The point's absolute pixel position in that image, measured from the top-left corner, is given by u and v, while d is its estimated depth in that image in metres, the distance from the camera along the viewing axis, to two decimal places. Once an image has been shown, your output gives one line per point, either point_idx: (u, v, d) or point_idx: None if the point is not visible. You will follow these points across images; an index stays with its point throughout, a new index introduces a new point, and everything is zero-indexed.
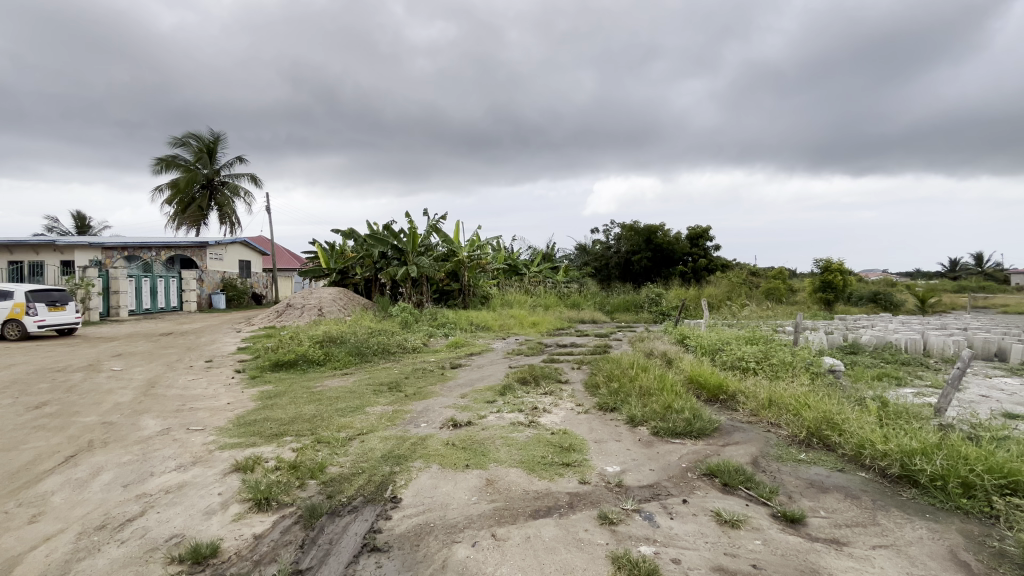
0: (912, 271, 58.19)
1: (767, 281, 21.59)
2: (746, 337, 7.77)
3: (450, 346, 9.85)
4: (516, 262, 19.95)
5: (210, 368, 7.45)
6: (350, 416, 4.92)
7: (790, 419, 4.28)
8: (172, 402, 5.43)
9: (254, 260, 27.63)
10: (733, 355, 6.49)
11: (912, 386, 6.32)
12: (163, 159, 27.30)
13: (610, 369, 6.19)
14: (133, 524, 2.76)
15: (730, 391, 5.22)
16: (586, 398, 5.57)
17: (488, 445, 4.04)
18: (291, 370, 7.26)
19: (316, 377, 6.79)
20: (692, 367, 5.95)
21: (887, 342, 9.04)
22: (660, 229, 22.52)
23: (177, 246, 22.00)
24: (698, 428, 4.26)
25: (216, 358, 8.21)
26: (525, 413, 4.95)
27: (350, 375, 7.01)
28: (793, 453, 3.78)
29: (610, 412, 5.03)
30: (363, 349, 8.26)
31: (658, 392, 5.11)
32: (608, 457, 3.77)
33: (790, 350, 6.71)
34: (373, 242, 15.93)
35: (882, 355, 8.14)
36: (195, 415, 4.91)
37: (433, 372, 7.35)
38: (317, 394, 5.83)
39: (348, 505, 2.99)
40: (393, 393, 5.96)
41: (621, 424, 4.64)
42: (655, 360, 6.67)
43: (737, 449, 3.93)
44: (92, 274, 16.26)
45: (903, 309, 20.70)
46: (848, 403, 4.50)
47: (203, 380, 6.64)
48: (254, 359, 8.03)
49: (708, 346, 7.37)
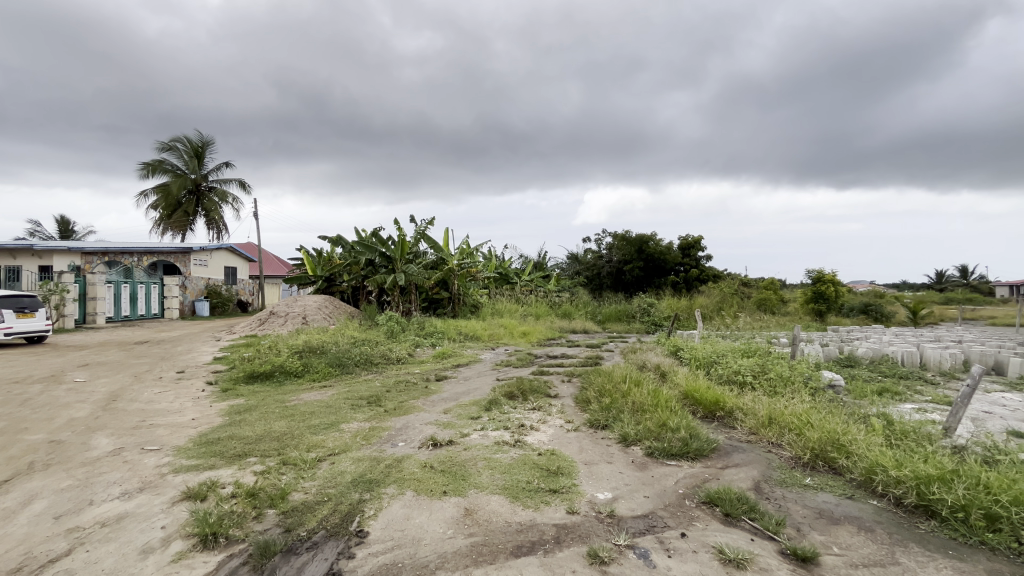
0: (898, 284, 59.01)
1: (759, 292, 21.58)
2: (742, 349, 7.55)
3: (436, 357, 9.53)
4: (507, 270, 19.70)
5: (180, 380, 7.05)
6: (323, 434, 4.58)
7: (793, 439, 4.02)
8: (131, 418, 5.04)
9: (239, 266, 27.26)
10: (729, 369, 6.23)
11: (913, 403, 6.13)
12: (149, 163, 26.84)
13: (601, 383, 5.89)
14: (53, 568, 2.41)
15: (727, 407, 4.94)
16: (575, 414, 5.28)
17: (469, 467, 3.74)
18: (266, 382, 6.89)
19: (292, 391, 6.42)
20: (688, 382, 5.68)
21: (884, 355, 8.88)
22: (652, 239, 22.45)
23: (160, 252, 21.47)
24: (695, 449, 3.99)
25: (188, 369, 7.81)
26: (511, 432, 4.64)
27: (328, 388, 6.65)
28: (797, 477, 3.52)
29: (600, 430, 4.75)
30: (344, 360, 7.90)
31: (652, 409, 4.85)
32: (599, 483, 3.46)
33: (788, 364, 6.47)
34: (360, 249, 15.68)
35: (880, 369, 7.97)
36: (153, 432, 4.54)
37: (416, 386, 7.00)
38: (291, 409, 5.46)
39: (307, 540, 2.66)
40: (372, 408, 5.62)
41: (613, 443, 4.35)
42: (648, 373, 6.41)
43: (737, 472, 3.66)
44: (68, 278, 15.72)
45: (894, 320, 20.73)
46: (853, 422, 4.25)
47: (170, 393, 6.24)
48: (228, 370, 7.63)
49: (702, 358, 7.10)
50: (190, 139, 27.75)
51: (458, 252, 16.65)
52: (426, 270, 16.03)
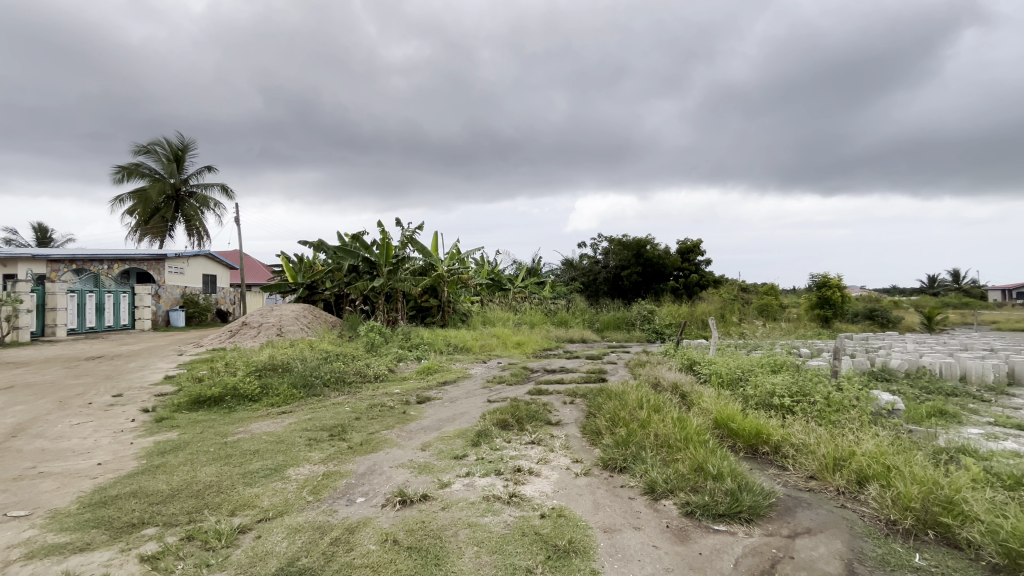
0: (891, 288, 58.91)
1: (759, 297, 20.76)
2: (769, 364, 6.57)
3: (420, 373, 8.47)
4: (500, 277, 18.75)
5: (111, 406, 5.93)
6: (261, 485, 3.53)
7: (877, 491, 3.07)
8: (19, 464, 3.96)
9: (220, 273, 26.03)
10: (761, 389, 5.25)
11: (977, 427, 5.19)
12: (124, 167, 25.62)
13: (614, 409, 4.87)
14: None
15: (772, 441, 3.98)
16: (583, 450, 4.25)
17: (446, 542, 2.71)
18: (214, 408, 5.79)
19: (242, 420, 5.34)
20: (718, 407, 4.68)
21: (919, 367, 7.97)
22: (649, 243, 21.53)
23: (131, 259, 20.24)
24: (749, 506, 3.01)
25: (127, 392, 6.68)
26: (504, 479, 3.61)
27: (287, 415, 5.57)
28: (903, 554, 2.56)
29: (617, 474, 3.75)
30: (311, 379, 6.83)
31: (682, 446, 3.87)
32: (628, 568, 2.46)
33: (829, 381, 5.48)
34: (341, 253, 14.66)
35: (921, 383, 7.03)
36: (35, 487, 3.47)
37: (392, 410, 5.93)
38: (230, 446, 4.39)
39: None
40: (334, 443, 4.55)
41: (637, 495, 3.37)
42: (666, 395, 5.39)
43: (814, 544, 2.66)
44: (23, 287, 14.48)
45: (901, 325, 19.92)
46: (945, 464, 3.33)
47: (89, 425, 5.12)
48: (173, 393, 6.53)
49: (726, 375, 6.10)
50: (169, 142, 26.62)
51: (447, 257, 15.68)
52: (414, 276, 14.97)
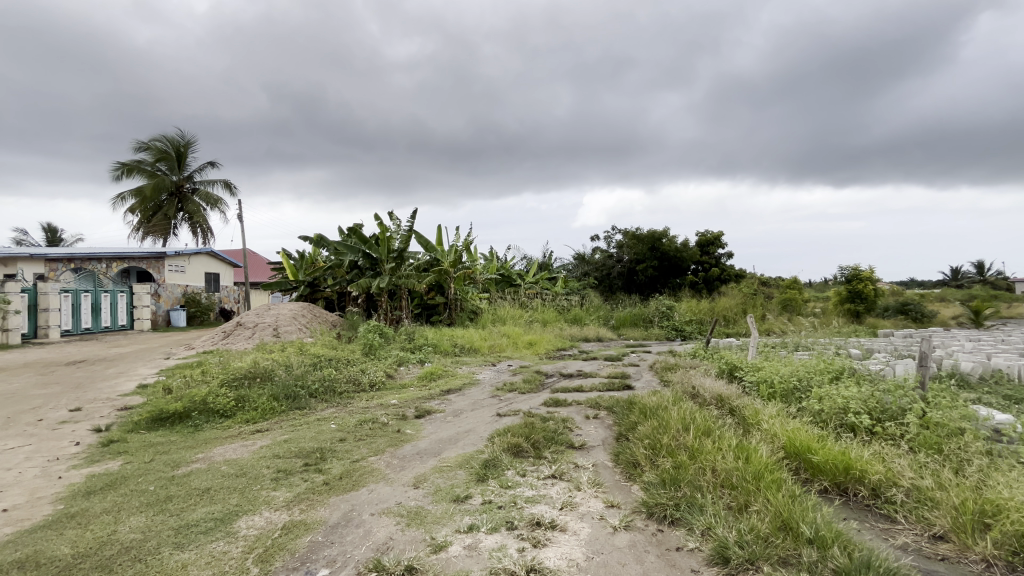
0: (911, 281, 56.92)
1: (782, 291, 19.62)
2: (830, 372, 5.53)
3: (421, 379, 7.57)
4: (510, 272, 17.78)
5: (61, 425, 5.11)
6: (196, 546, 2.66)
7: None
8: None
9: (223, 272, 25.44)
10: (832, 404, 4.27)
11: None
12: (124, 164, 25.05)
13: (653, 432, 3.92)
14: None
15: (870, 479, 3.03)
16: (619, 490, 3.31)
17: None
18: (176, 428, 4.94)
19: (205, 443, 4.48)
20: (785, 429, 3.73)
21: (994, 370, 6.87)
22: (665, 235, 20.47)
23: (130, 257, 19.64)
24: None
25: (88, 406, 5.89)
26: (519, 538, 2.69)
27: (261, 436, 4.71)
28: None
29: (670, 528, 2.82)
30: (295, 390, 5.97)
31: (756, 489, 2.93)
32: None
33: (913, 393, 4.46)
34: (341, 249, 13.84)
35: (1005, 391, 5.96)
36: None
37: (384, 429, 5.02)
38: (177, 481, 3.52)
39: None
40: (306, 477, 3.66)
41: (706, 566, 2.44)
42: (712, 412, 4.43)
43: None
44: (13, 287, 13.86)
45: (937, 320, 18.62)
46: None
47: (24, 450, 4.31)
48: (138, 407, 5.71)
49: (780, 385, 5.13)
50: (170, 137, 26.09)
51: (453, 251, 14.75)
52: (418, 272, 14.09)
